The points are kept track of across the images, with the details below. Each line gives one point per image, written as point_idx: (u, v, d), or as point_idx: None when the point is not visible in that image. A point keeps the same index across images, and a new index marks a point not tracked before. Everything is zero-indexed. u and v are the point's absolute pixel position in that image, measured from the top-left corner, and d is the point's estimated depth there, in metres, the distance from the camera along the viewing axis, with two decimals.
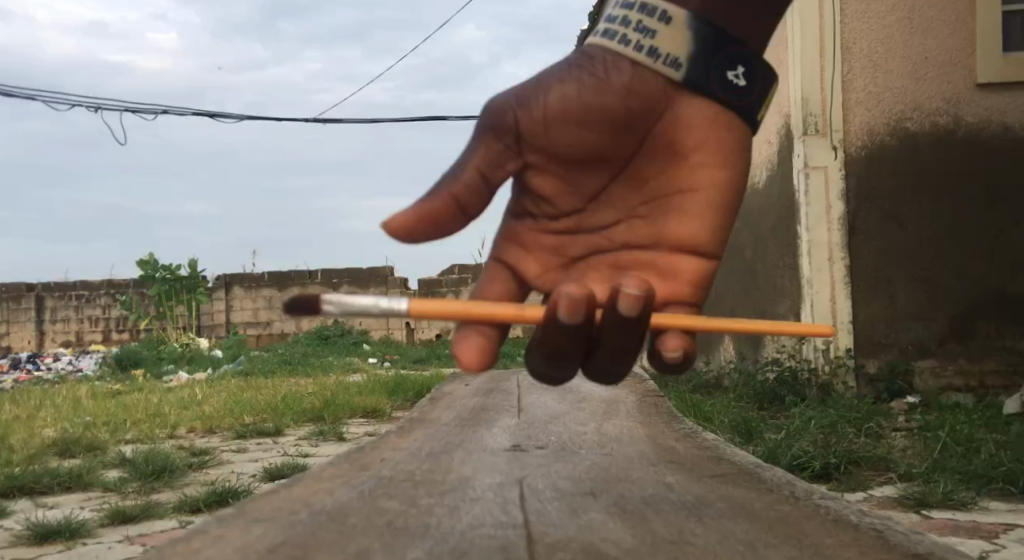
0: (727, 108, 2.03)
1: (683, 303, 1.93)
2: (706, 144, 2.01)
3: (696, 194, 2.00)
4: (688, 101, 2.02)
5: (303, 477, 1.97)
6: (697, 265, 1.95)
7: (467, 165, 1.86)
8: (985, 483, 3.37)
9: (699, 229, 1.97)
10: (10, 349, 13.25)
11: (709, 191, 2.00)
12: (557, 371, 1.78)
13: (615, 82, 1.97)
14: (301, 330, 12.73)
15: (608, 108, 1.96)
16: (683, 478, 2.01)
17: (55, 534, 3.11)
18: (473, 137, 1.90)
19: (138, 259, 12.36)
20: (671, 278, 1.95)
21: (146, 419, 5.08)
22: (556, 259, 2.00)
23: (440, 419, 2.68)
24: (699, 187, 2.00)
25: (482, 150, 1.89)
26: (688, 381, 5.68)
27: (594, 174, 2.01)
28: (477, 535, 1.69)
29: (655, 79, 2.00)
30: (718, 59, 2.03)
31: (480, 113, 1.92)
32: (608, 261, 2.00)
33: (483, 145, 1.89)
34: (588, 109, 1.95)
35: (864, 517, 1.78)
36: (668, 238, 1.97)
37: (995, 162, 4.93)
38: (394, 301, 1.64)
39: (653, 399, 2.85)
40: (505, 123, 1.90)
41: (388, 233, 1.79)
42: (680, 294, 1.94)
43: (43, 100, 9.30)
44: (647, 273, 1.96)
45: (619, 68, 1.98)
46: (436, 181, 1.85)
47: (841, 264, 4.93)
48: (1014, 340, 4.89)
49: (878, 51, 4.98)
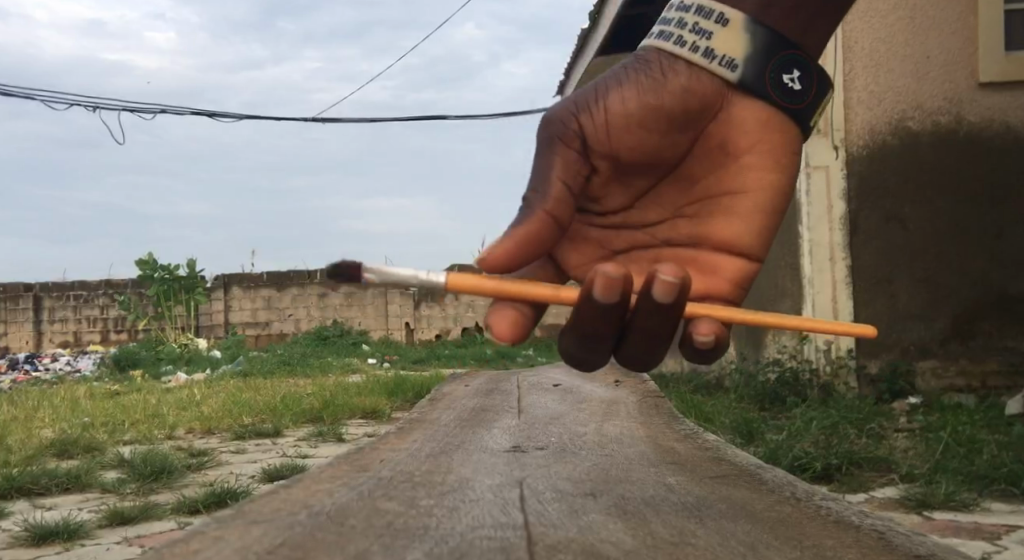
0: (780, 109, 2.19)
1: (722, 299, 2.13)
2: (757, 146, 2.19)
3: (742, 197, 2.20)
4: (741, 103, 2.19)
5: (302, 477, 1.96)
6: (738, 265, 2.15)
7: (551, 178, 1.98)
8: (987, 484, 3.36)
9: (740, 231, 2.17)
10: (9, 349, 13.25)
11: (755, 194, 2.19)
12: (590, 354, 1.93)
13: (672, 86, 2.14)
14: (299, 331, 12.80)
15: (666, 112, 2.14)
16: (683, 479, 2.00)
17: (54, 535, 3.10)
18: (542, 149, 2.02)
19: (137, 259, 12.35)
20: (715, 274, 2.15)
21: (145, 420, 5.07)
22: (602, 252, 2.20)
23: (440, 420, 2.67)
24: (746, 189, 2.20)
25: (561, 161, 2.01)
26: (688, 381, 5.67)
27: (643, 175, 2.21)
28: (476, 536, 1.68)
29: (710, 82, 2.17)
30: (772, 62, 2.19)
31: (542, 122, 2.05)
32: (649, 255, 2.22)
33: (560, 155, 2.02)
34: (650, 113, 2.12)
35: (865, 518, 1.76)
36: (711, 237, 2.18)
37: (996, 161, 4.91)
38: (432, 274, 1.81)
39: (653, 399, 2.84)
40: (572, 129, 2.04)
41: (483, 266, 1.91)
42: (720, 290, 2.13)
43: (39, 101, 9.49)
44: (690, 268, 2.17)
45: (677, 72, 2.15)
46: (526, 203, 1.96)
47: (841, 264, 4.93)
48: (1016, 341, 4.87)
49: (879, 51, 4.98)
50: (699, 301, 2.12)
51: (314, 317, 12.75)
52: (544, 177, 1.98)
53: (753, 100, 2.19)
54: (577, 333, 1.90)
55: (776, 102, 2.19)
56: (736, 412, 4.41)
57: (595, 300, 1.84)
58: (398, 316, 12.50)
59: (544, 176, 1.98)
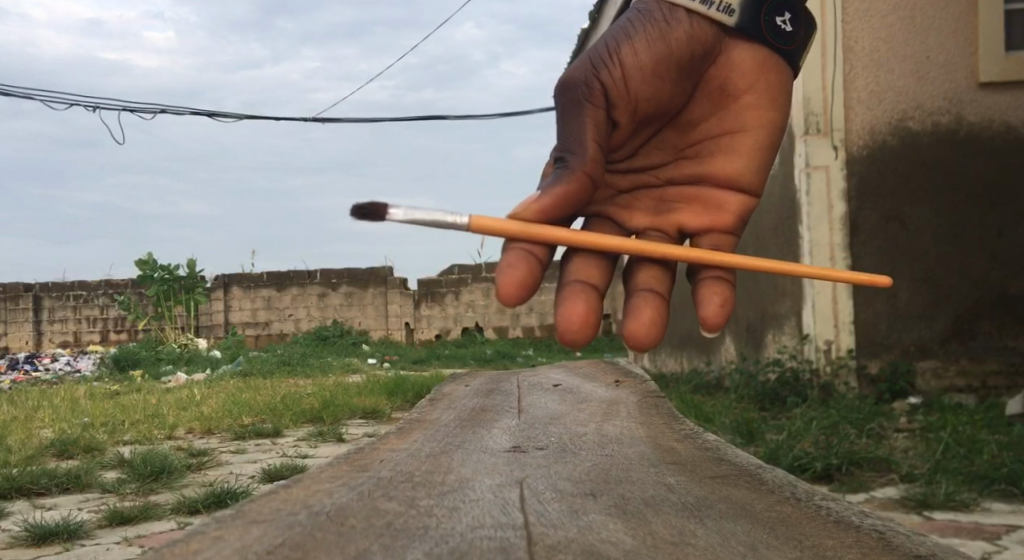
0: (775, 51, 2.39)
1: (728, 230, 2.22)
2: (755, 86, 2.37)
3: (741, 135, 2.34)
4: (736, 47, 2.38)
5: (302, 477, 1.95)
6: (741, 201, 2.26)
7: (585, 139, 2.11)
8: (987, 484, 3.36)
9: (743, 167, 2.29)
10: (9, 349, 13.26)
11: (753, 132, 2.34)
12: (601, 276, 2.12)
13: (679, 38, 2.31)
14: (299, 331, 12.78)
15: (675, 59, 2.31)
16: (684, 479, 2.00)
17: (52, 535, 3.10)
18: (570, 103, 2.17)
19: (137, 259, 12.35)
20: (720, 209, 2.25)
21: (145, 420, 5.07)
22: (609, 192, 2.25)
23: (439, 420, 2.66)
24: (746, 126, 2.35)
25: (588, 116, 2.15)
26: (688, 382, 5.67)
27: (651, 121, 2.33)
28: (476, 536, 1.67)
29: (708, 27, 2.35)
30: (764, 9, 2.39)
31: (569, 78, 2.20)
32: (654, 195, 2.27)
33: (587, 111, 2.16)
34: (662, 63, 2.29)
35: (865, 518, 1.76)
36: (714, 175, 2.29)
37: (996, 161, 4.92)
38: (457, 216, 1.92)
39: (653, 399, 2.84)
40: (593, 81, 2.20)
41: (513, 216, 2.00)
42: (725, 223, 2.23)
43: (43, 103, 8.87)
44: (696, 205, 2.25)
45: (681, 24, 2.33)
46: (563, 166, 2.07)
47: (841, 263, 4.90)
48: (1016, 340, 4.88)
49: (879, 50, 4.96)
50: (707, 232, 2.21)
51: (314, 317, 12.76)
52: (576, 140, 2.11)
53: (749, 41, 2.38)
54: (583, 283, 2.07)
55: (767, 43, 2.39)
56: (735, 412, 4.42)
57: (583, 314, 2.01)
58: (398, 316, 12.50)
59: (578, 139, 2.11)
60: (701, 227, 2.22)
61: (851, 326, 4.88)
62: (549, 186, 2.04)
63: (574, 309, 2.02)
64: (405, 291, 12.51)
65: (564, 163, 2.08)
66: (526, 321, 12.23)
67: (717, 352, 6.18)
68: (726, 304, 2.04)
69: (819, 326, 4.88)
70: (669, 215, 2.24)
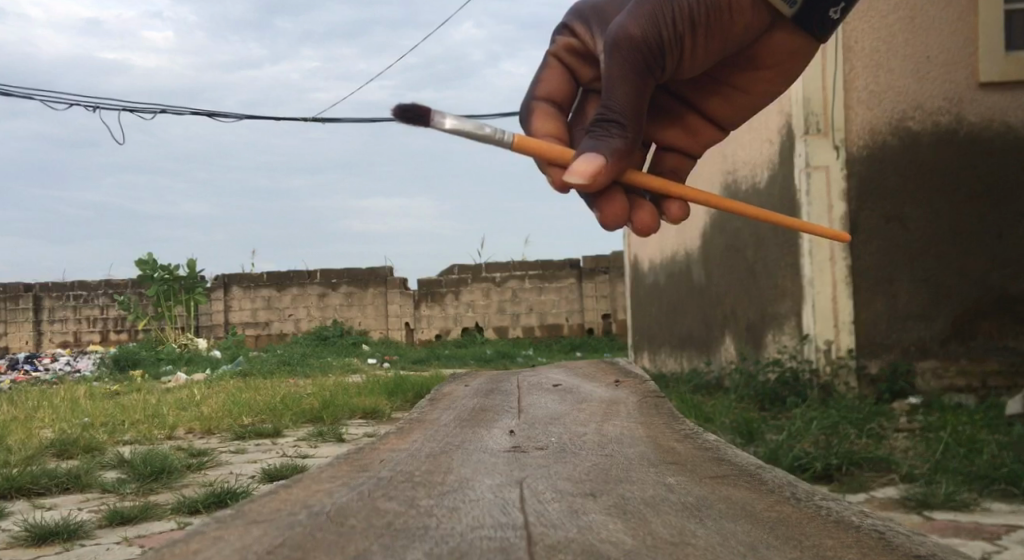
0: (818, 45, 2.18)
1: (689, 157, 2.40)
2: (784, 65, 2.24)
3: (744, 95, 2.32)
4: (781, 32, 2.17)
5: (302, 477, 1.96)
6: (713, 134, 2.38)
7: (639, 111, 2.04)
8: (987, 484, 3.36)
9: (730, 112, 2.35)
10: (9, 349, 13.24)
11: (755, 97, 2.32)
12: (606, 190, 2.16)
13: (737, 25, 2.12)
14: (299, 331, 12.78)
15: (723, 42, 2.14)
16: (683, 479, 1.99)
17: (53, 535, 3.09)
18: (627, 75, 2.04)
19: (137, 259, 12.35)
20: (693, 135, 2.37)
21: (145, 420, 5.07)
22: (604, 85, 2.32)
23: (439, 420, 2.66)
24: (752, 91, 2.31)
25: (640, 94, 2.05)
26: (688, 383, 5.68)
27: None
28: (477, 536, 1.67)
29: (764, 12, 2.13)
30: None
31: (630, 49, 2.04)
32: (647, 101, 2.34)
33: (639, 89, 2.05)
34: (713, 46, 2.14)
35: (865, 518, 1.76)
36: (705, 107, 2.34)
37: (996, 160, 4.93)
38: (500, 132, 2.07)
39: (652, 399, 2.84)
40: (650, 60, 2.06)
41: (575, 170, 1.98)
42: (691, 150, 2.39)
43: (42, 102, 8.78)
44: (677, 124, 2.36)
45: (746, 10, 2.11)
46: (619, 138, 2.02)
47: (842, 264, 4.88)
48: (1016, 340, 4.88)
49: (880, 50, 4.95)
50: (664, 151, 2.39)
51: (314, 317, 12.76)
52: (630, 108, 2.03)
53: (794, 33, 2.16)
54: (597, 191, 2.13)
55: (811, 35, 2.16)
56: (736, 412, 4.42)
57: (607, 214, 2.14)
58: (398, 316, 12.50)
59: (634, 108, 2.04)
60: (669, 145, 2.38)
61: (851, 326, 4.87)
62: (601, 150, 2.00)
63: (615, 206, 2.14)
64: (405, 291, 12.50)
65: (621, 130, 2.02)
66: (526, 322, 12.23)
67: (717, 353, 6.18)
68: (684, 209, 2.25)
69: (819, 326, 4.89)
70: (654, 129, 2.37)
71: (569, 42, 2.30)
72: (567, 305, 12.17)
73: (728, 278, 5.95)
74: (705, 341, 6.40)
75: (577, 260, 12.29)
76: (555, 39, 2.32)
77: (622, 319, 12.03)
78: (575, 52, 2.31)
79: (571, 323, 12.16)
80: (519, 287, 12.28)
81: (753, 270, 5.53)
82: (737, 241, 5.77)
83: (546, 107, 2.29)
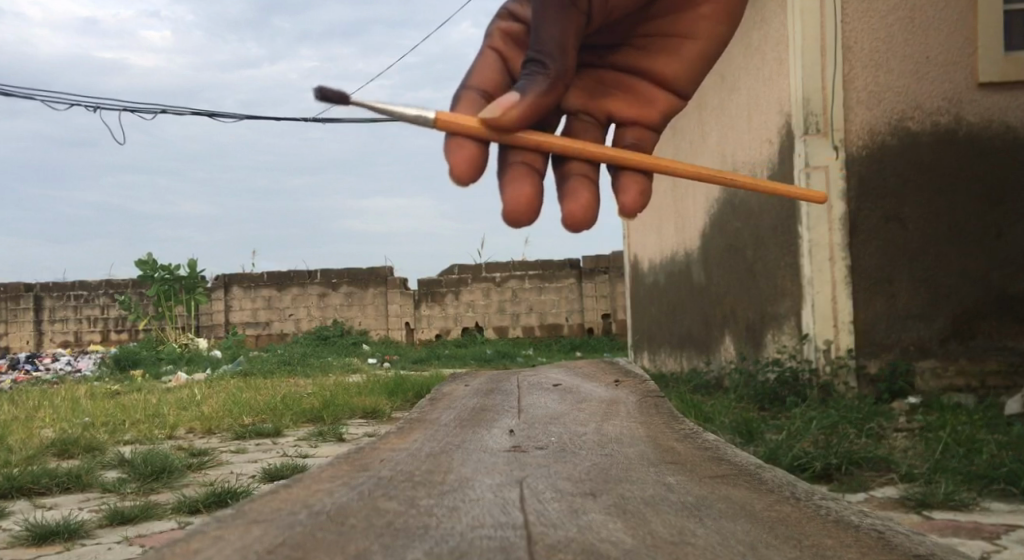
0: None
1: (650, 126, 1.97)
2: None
3: (690, 44, 2.03)
4: None
5: (302, 477, 1.96)
6: (671, 103, 2.00)
7: (565, 48, 1.83)
8: (986, 484, 3.37)
9: (680, 69, 2.01)
10: (9, 349, 13.27)
11: (702, 44, 2.03)
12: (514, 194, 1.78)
13: None
14: (300, 331, 12.80)
15: None
16: (683, 478, 2.00)
17: (54, 534, 3.10)
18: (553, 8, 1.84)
19: (137, 259, 12.34)
20: (649, 104, 1.98)
21: (146, 419, 5.08)
22: None
23: (439, 419, 2.67)
24: (698, 37, 2.03)
25: (566, 24, 1.85)
26: (687, 382, 5.71)
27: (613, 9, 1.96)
28: (476, 536, 1.68)
29: None
30: None
31: None
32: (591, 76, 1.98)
33: (567, 20, 1.85)
34: None
35: (865, 518, 1.77)
36: (654, 71, 2.00)
37: (995, 161, 4.94)
38: (421, 110, 1.72)
39: (652, 399, 2.84)
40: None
41: (487, 121, 1.74)
42: (650, 119, 1.97)
43: (41, 102, 8.46)
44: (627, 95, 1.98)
45: None
46: (540, 76, 1.79)
47: (841, 264, 4.88)
48: (1016, 341, 4.90)
49: (878, 51, 4.94)
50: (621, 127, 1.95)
51: (314, 317, 12.77)
52: (557, 46, 1.82)
53: None
54: (520, 180, 1.78)
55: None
56: (735, 412, 4.42)
57: (518, 201, 1.77)
58: (398, 316, 12.52)
59: (558, 44, 1.83)
60: (628, 118, 1.96)
61: (851, 327, 4.87)
62: (528, 86, 1.78)
63: (521, 192, 1.78)
64: (405, 291, 12.51)
65: (542, 68, 1.80)
66: (526, 322, 12.22)
67: (716, 353, 6.18)
68: (645, 194, 1.83)
69: (819, 326, 4.88)
70: (602, 100, 1.95)
71: (505, 26, 1.92)
72: (567, 305, 12.15)
73: (728, 278, 5.95)
74: (705, 340, 6.40)
75: (577, 260, 12.28)
76: (488, 33, 1.92)
77: (622, 319, 11.99)
78: (514, 40, 1.92)
79: (571, 323, 12.14)
80: (519, 287, 12.27)
81: (753, 269, 5.52)
82: (737, 241, 5.77)
83: (482, 98, 1.84)
